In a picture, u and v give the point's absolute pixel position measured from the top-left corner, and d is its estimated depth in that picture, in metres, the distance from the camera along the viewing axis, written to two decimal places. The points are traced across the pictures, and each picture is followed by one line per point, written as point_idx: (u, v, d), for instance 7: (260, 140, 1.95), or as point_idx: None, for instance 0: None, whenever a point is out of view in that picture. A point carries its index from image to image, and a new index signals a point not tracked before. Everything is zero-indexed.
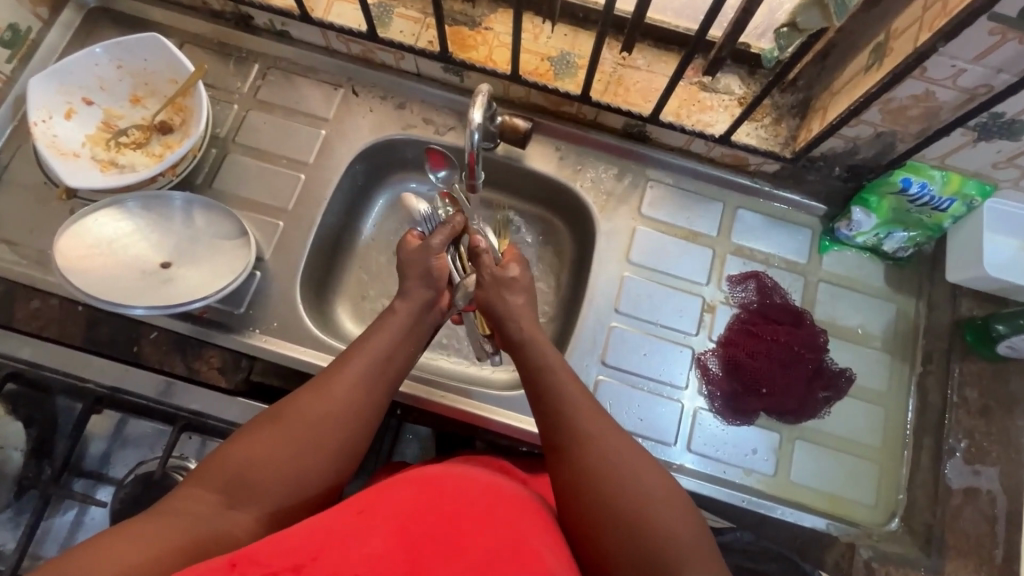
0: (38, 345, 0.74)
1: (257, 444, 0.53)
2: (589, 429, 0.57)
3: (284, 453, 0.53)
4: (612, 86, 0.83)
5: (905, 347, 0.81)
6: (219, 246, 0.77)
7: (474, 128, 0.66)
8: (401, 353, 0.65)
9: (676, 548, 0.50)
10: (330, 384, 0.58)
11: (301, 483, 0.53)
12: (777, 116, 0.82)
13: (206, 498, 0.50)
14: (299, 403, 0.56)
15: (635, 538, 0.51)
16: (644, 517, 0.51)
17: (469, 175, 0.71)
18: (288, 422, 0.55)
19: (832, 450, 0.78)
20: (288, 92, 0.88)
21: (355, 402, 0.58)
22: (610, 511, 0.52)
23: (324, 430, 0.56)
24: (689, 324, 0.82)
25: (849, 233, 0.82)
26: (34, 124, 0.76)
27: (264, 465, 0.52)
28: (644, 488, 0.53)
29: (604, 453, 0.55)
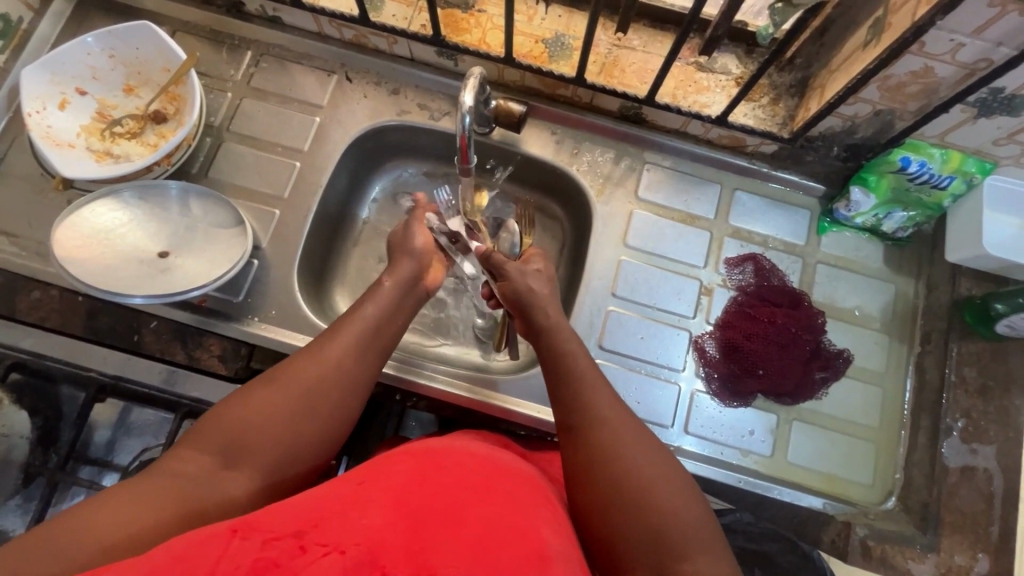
0: (41, 335, 0.75)
1: (252, 405, 0.53)
2: (586, 405, 0.58)
3: (280, 415, 0.53)
4: (607, 68, 0.82)
5: (904, 328, 0.81)
6: (216, 235, 0.78)
7: (465, 111, 0.65)
8: (391, 323, 0.66)
9: (673, 521, 0.50)
10: (322, 350, 0.59)
11: (297, 443, 0.54)
12: (775, 95, 0.80)
13: (204, 460, 0.50)
14: (294, 369, 0.56)
15: (633, 508, 0.51)
16: (641, 491, 0.52)
17: (463, 159, 0.71)
18: (285, 386, 0.55)
19: (828, 430, 0.78)
20: (282, 79, 0.87)
21: (348, 368, 0.59)
22: (619, 485, 0.52)
23: (319, 395, 0.56)
24: (686, 307, 0.82)
25: (848, 214, 0.82)
26: (28, 115, 0.76)
27: (259, 426, 0.52)
28: (642, 464, 0.54)
29: (603, 430, 0.56)
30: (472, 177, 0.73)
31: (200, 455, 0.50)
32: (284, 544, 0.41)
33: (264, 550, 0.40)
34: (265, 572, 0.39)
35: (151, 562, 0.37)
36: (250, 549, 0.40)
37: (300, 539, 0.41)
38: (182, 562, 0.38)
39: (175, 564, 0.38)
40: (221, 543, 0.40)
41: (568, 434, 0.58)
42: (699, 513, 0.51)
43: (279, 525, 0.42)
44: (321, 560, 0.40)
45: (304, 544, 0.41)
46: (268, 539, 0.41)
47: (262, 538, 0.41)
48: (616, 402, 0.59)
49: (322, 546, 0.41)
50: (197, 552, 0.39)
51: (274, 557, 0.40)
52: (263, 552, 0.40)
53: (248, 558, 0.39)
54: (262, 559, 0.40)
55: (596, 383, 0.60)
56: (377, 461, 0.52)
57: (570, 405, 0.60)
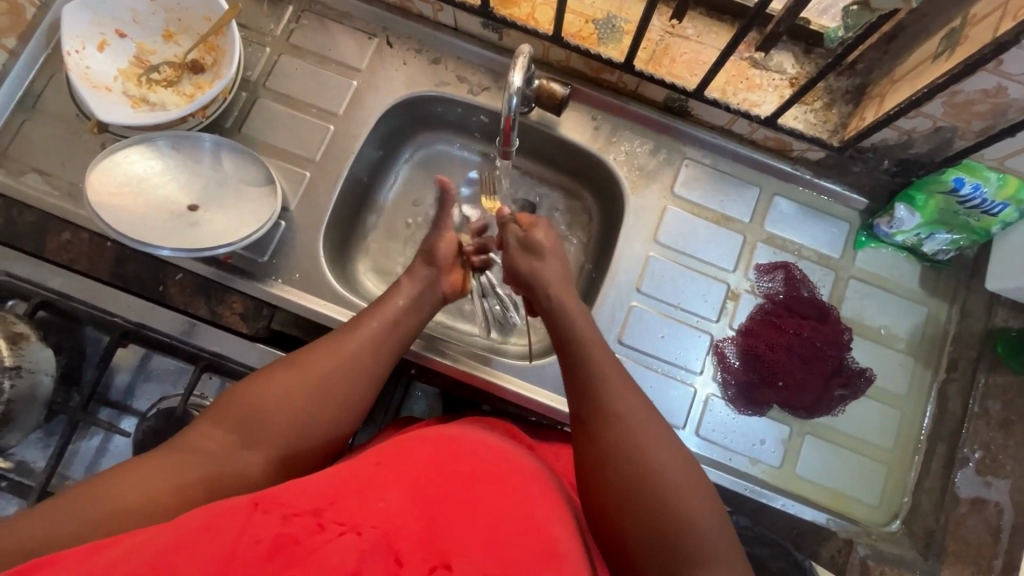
0: (67, 276, 0.76)
1: (272, 388, 0.54)
2: (608, 411, 0.57)
3: (296, 401, 0.54)
4: (657, 56, 0.79)
5: (931, 353, 0.80)
6: (248, 192, 0.78)
7: (513, 92, 0.63)
8: (410, 319, 0.66)
9: (688, 531, 0.50)
10: (343, 339, 0.59)
11: (314, 431, 0.54)
12: (829, 100, 0.77)
13: (223, 438, 0.50)
14: (314, 355, 0.57)
15: (644, 513, 0.51)
16: (659, 507, 0.51)
17: (504, 140, 0.70)
18: (305, 371, 0.55)
19: (840, 447, 0.77)
20: (322, 38, 0.85)
21: (364, 360, 0.59)
22: (638, 496, 0.52)
23: (335, 385, 0.56)
24: (710, 310, 0.80)
25: (888, 231, 0.80)
26: (68, 54, 0.75)
27: (278, 409, 0.53)
28: (660, 471, 0.53)
29: (625, 440, 0.55)
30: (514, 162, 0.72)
31: (220, 433, 0.51)
32: (303, 521, 0.41)
33: (285, 525, 0.41)
34: (285, 547, 0.39)
35: (174, 534, 0.38)
36: (271, 523, 0.40)
37: (318, 518, 0.42)
38: (206, 531, 0.38)
39: (200, 533, 0.38)
40: (244, 516, 0.40)
41: (587, 435, 0.57)
42: (719, 531, 0.51)
43: (298, 503, 0.43)
44: (339, 538, 0.40)
45: (322, 522, 0.41)
46: (287, 515, 0.41)
47: (282, 514, 0.41)
48: (638, 404, 0.58)
49: (340, 526, 0.41)
50: (219, 524, 0.39)
51: (293, 532, 0.40)
52: (283, 527, 0.40)
53: (270, 530, 0.40)
54: (282, 534, 0.40)
55: (624, 391, 0.59)
56: (388, 446, 0.53)
57: (583, 405, 0.59)
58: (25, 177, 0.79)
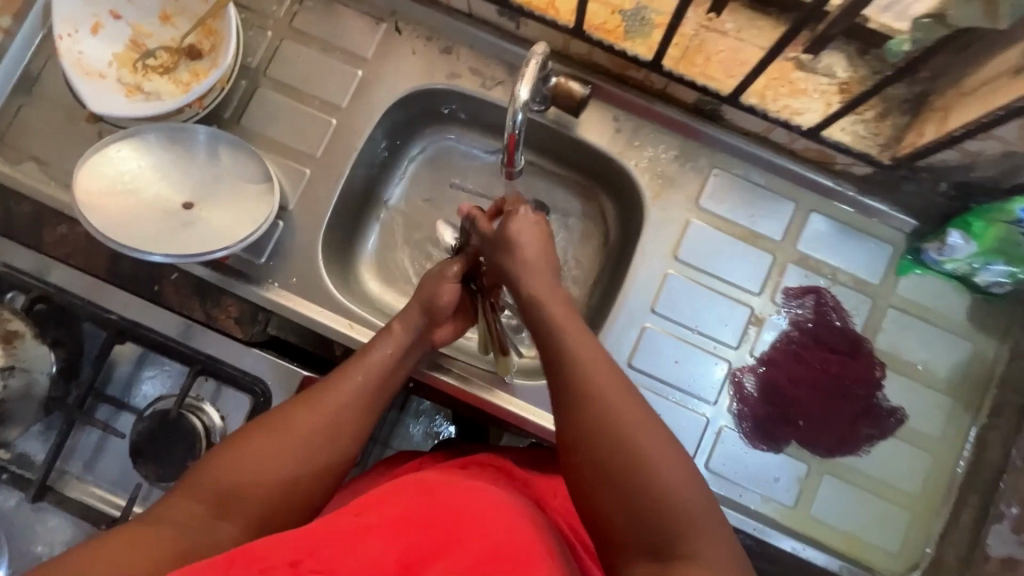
0: (64, 270, 0.74)
1: (249, 453, 0.52)
2: (577, 399, 0.54)
3: (276, 465, 0.52)
4: (689, 54, 0.70)
5: (973, 394, 0.73)
6: (244, 190, 0.74)
7: (517, 109, 0.58)
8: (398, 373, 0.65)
9: (662, 500, 0.47)
10: (325, 396, 0.58)
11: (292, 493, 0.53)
12: (883, 110, 0.68)
13: (198, 508, 0.48)
14: (295, 415, 0.56)
15: (616, 487, 0.49)
16: (631, 478, 0.48)
17: (507, 161, 0.64)
18: (285, 434, 0.54)
19: (861, 489, 0.72)
20: (327, 22, 0.79)
21: (347, 417, 0.58)
22: (609, 471, 0.49)
23: (316, 446, 0.55)
24: (731, 335, 0.74)
25: (937, 258, 0.72)
26: (60, 38, 0.71)
27: (257, 476, 0.51)
28: (635, 449, 0.50)
29: (599, 427, 0.51)
30: (516, 181, 0.66)
31: (195, 502, 0.48)
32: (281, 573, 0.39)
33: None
34: None
35: None
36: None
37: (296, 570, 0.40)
38: None
39: None
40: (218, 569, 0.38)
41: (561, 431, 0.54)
42: (700, 506, 0.47)
43: (275, 552, 0.41)
44: None
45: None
46: (263, 568, 0.39)
47: (258, 567, 0.39)
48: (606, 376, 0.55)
49: None
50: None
51: None
52: None
53: None
54: None
55: (596, 378, 0.54)
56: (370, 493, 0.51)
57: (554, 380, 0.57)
58: (22, 165, 0.77)
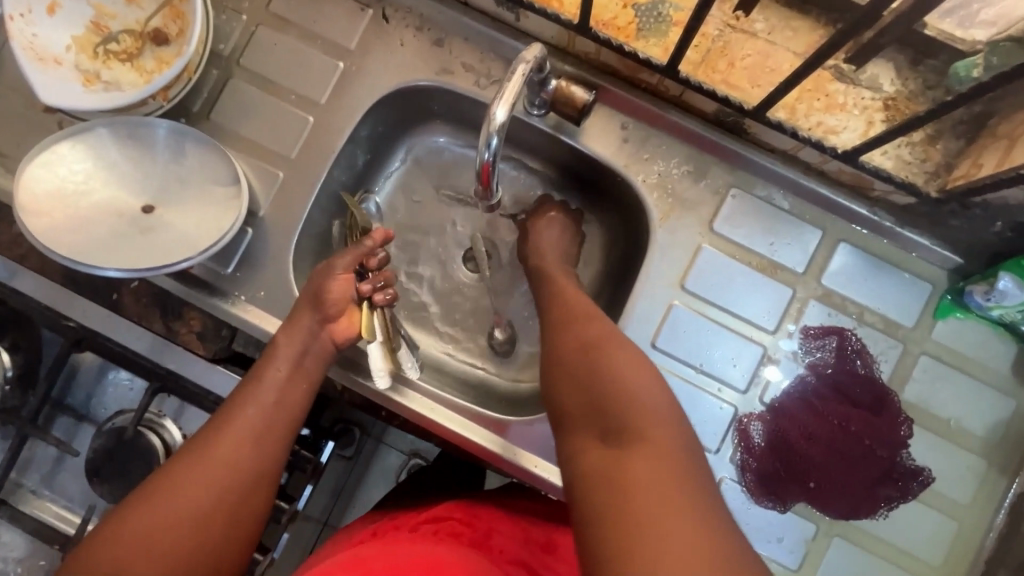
0: (19, 273, 0.69)
1: (128, 527, 0.46)
2: (563, 328, 0.57)
3: (165, 526, 0.47)
4: (711, 58, 0.61)
5: (1010, 457, 0.65)
6: (210, 193, 0.67)
7: (492, 131, 0.51)
8: (295, 390, 0.59)
9: (631, 392, 0.47)
10: (213, 438, 0.53)
11: (197, 551, 0.48)
12: (934, 132, 0.59)
13: None
14: (179, 466, 0.50)
15: (592, 374, 0.50)
16: (604, 369, 0.50)
17: (482, 192, 0.57)
18: (172, 488, 0.49)
19: (875, 556, 0.65)
20: (307, 6, 0.71)
21: (242, 452, 0.53)
22: (587, 364, 0.51)
23: (212, 490, 0.50)
24: (740, 378, 0.67)
25: (983, 304, 0.63)
26: (10, 19, 0.64)
27: (142, 544, 0.46)
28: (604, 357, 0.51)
29: (573, 348, 0.54)
30: (495, 208, 0.60)
31: None
32: None
33: None
34: None
35: None
36: None
37: None
38: None
39: None
40: None
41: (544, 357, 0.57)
42: (673, 417, 0.46)
43: None
44: None
45: None
46: None
47: None
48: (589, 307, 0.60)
49: None
50: None
51: None
52: None
53: None
54: None
55: (578, 314, 0.58)
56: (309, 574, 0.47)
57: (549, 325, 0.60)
58: None
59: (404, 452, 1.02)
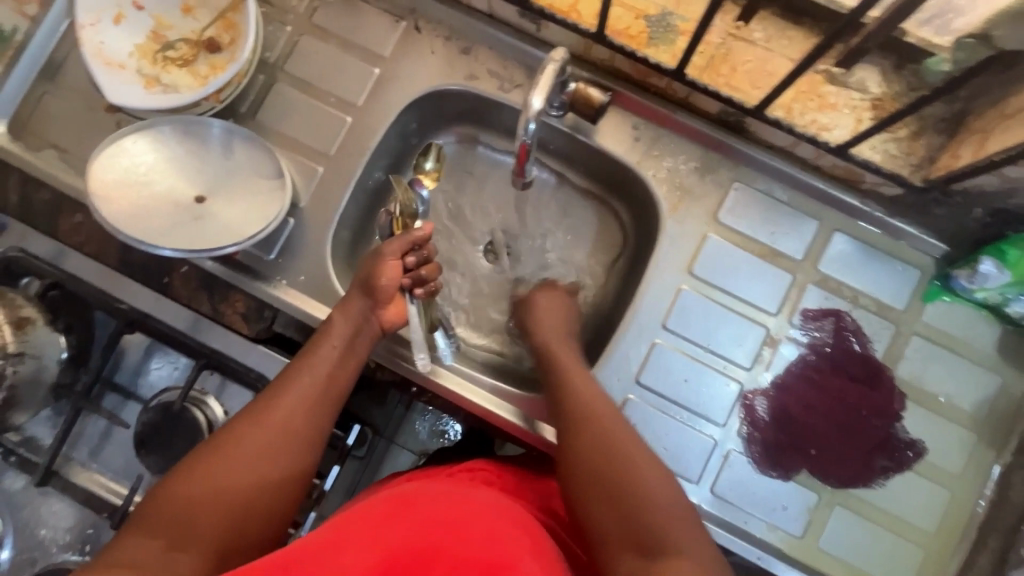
0: (78, 258, 0.75)
1: (197, 479, 0.52)
2: (576, 428, 0.60)
3: (228, 487, 0.52)
4: (714, 63, 0.68)
5: (996, 430, 0.70)
6: (256, 185, 0.74)
7: (530, 117, 0.58)
8: (345, 370, 0.64)
9: (653, 503, 0.52)
10: (272, 406, 0.58)
11: (256, 509, 0.53)
12: (918, 128, 0.66)
13: (152, 543, 0.48)
14: (243, 431, 0.55)
15: (615, 482, 0.54)
16: (625, 474, 0.54)
17: (518, 169, 0.66)
18: (237, 453, 0.54)
19: (873, 523, 0.69)
20: (346, 19, 0.79)
21: (298, 422, 0.58)
22: (609, 474, 0.54)
23: (269, 458, 0.55)
24: (745, 356, 0.72)
25: (968, 286, 0.68)
26: (82, 28, 0.71)
27: (207, 500, 0.51)
28: (626, 447, 0.57)
29: (588, 421, 0.60)
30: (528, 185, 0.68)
31: (149, 538, 0.48)
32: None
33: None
34: None
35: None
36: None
37: None
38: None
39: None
40: None
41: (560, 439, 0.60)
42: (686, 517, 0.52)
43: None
44: None
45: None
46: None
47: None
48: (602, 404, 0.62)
49: None
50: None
51: None
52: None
53: None
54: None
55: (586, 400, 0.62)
56: (357, 506, 0.53)
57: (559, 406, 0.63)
58: (42, 153, 0.78)
59: (415, 453, 1.01)
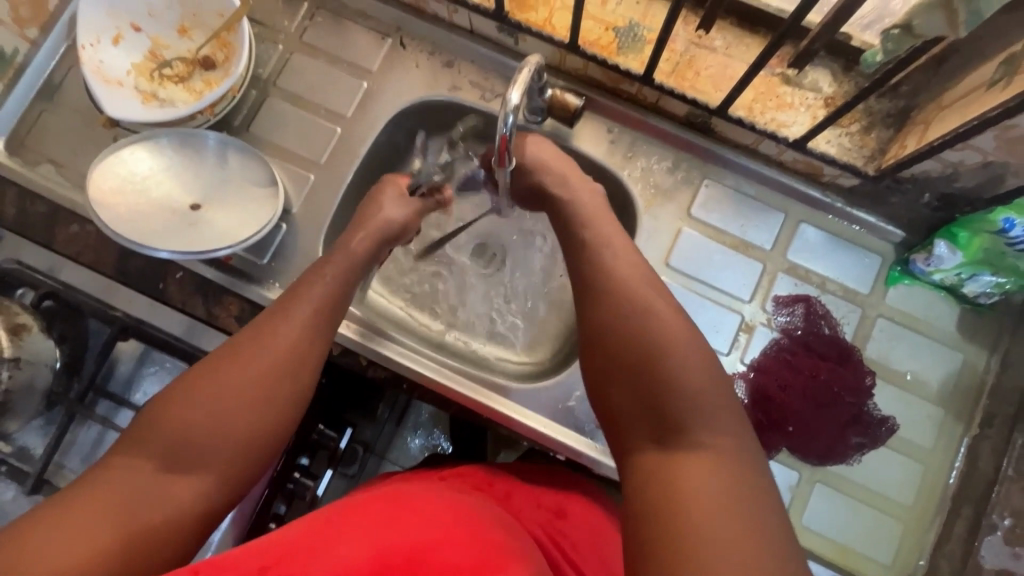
0: (74, 268, 0.76)
1: (195, 399, 0.49)
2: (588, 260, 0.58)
3: (227, 408, 0.50)
4: (680, 68, 0.74)
5: (962, 405, 0.73)
6: (250, 192, 0.77)
7: (509, 111, 0.58)
8: (343, 301, 0.62)
9: (658, 341, 0.48)
10: (271, 331, 0.55)
11: (255, 431, 0.51)
12: (868, 123, 0.71)
13: (149, 461, 0.46)
14: (240, 353, 0.53)
15: (618, 313, 0.51)
16: (627, 313, 0.50)
17: (498, 159, 0.62)
18: (235, 373, 0.51)
19: (853, 500, 0.72)
20: (335, 37, 0.83)
21: (297, 347, 0.55)
22: (613, 310, 0.51)
23: (269, 382, 0.52)
24: (722, 342, 0.75)
25: (925, 269, 0.73)
26: (83, 48, 0.75)
27: (206, 420, 0.49)
28: (643, 340, 0.48)
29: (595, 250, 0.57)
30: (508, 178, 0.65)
31: (144, 455, 0.46)
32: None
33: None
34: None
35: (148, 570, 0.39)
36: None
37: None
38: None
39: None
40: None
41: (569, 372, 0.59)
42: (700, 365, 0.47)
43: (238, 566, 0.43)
44: None
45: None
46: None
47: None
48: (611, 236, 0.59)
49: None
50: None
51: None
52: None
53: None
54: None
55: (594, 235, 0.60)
56: (348, 504, 0.52)
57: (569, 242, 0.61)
58: (40, 167, 0.80)
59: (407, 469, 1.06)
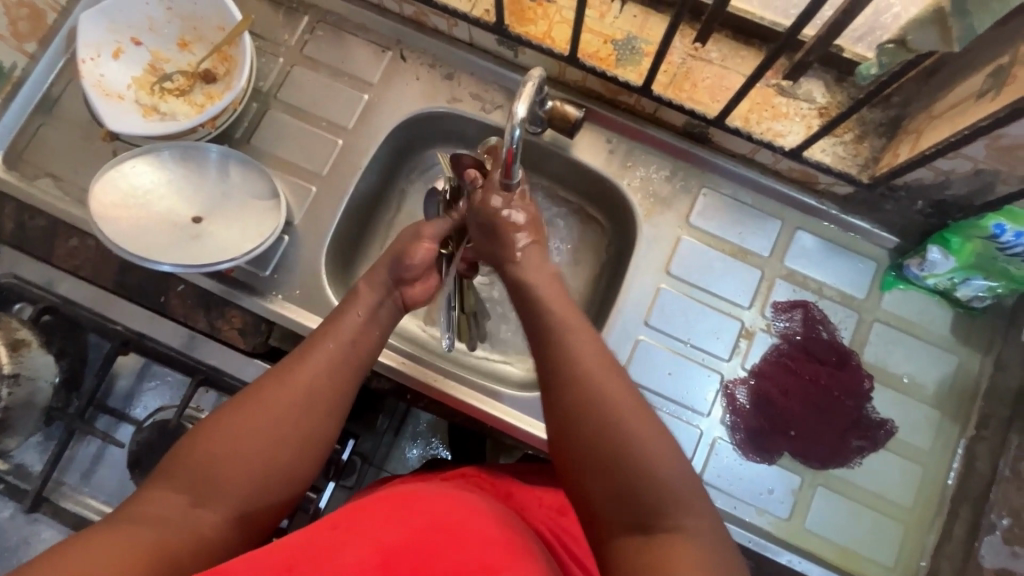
0: (72, 282, 0.76)
1: (224, 435, 0.50)
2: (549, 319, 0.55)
3: (252, 447, 0.51)
4: (678, 79, 0.75)
5: (958, 406, 0.75)
6: (251, 205, 0.77)
7: (515, 124, 0.57)
8: (371, 336, 0.62)
9: (625, 427, 0.46)
10: (295, 369, 0.55)
11: (279, 471, 0.51)
12: (861, 132, 0.73)
13: (176, 497, 0.48)
14: (266, 390, 0.53)
15: (583, 386, 0.49)
16: (593, 392, 0.48)
17: (503, 173, 0.62)
18: (260, 411, 0.52)
19: (855, 502, 0.73)
20: (336, 50, 0.84)
21: (323, 385, 0.55)
22: (585, 382, 0.49)
23: (290, 422, 0.53)
24: (723, 348, 0.76)
25: (919, 274, 0.74)
26: (83, 62, 0.75)
27: (230, 459, 0.50)
28: (614, 402, 0.48)
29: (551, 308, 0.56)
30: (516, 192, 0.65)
31: (172, 491, 0.48)
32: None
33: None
34: None
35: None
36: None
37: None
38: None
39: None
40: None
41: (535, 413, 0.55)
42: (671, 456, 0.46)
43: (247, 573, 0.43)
44: None
45: None
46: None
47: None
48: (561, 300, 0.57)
49: None
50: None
51: None
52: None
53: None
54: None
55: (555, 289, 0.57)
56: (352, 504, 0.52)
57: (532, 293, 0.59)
58: (38, 181, 0.80)
59: None
